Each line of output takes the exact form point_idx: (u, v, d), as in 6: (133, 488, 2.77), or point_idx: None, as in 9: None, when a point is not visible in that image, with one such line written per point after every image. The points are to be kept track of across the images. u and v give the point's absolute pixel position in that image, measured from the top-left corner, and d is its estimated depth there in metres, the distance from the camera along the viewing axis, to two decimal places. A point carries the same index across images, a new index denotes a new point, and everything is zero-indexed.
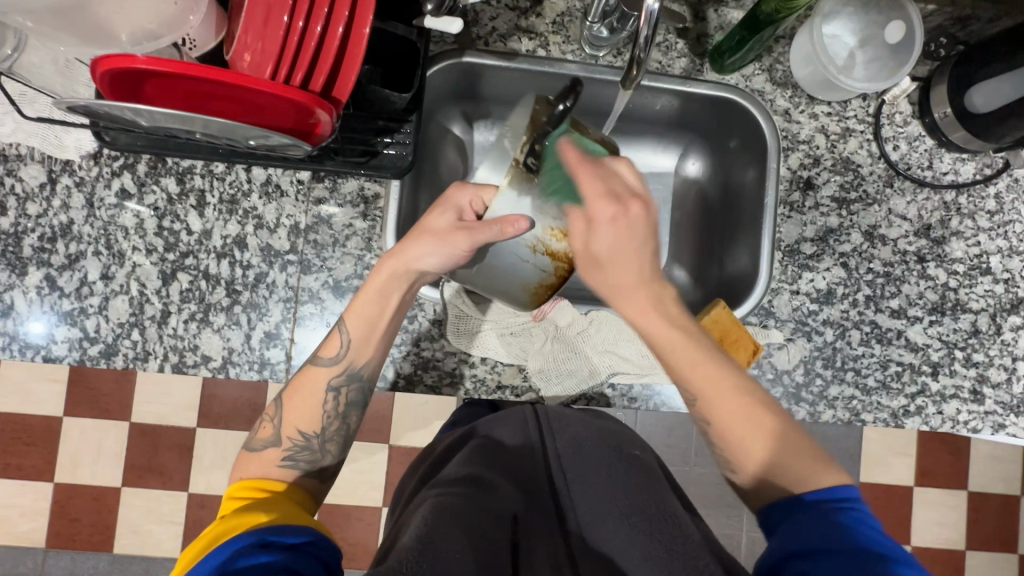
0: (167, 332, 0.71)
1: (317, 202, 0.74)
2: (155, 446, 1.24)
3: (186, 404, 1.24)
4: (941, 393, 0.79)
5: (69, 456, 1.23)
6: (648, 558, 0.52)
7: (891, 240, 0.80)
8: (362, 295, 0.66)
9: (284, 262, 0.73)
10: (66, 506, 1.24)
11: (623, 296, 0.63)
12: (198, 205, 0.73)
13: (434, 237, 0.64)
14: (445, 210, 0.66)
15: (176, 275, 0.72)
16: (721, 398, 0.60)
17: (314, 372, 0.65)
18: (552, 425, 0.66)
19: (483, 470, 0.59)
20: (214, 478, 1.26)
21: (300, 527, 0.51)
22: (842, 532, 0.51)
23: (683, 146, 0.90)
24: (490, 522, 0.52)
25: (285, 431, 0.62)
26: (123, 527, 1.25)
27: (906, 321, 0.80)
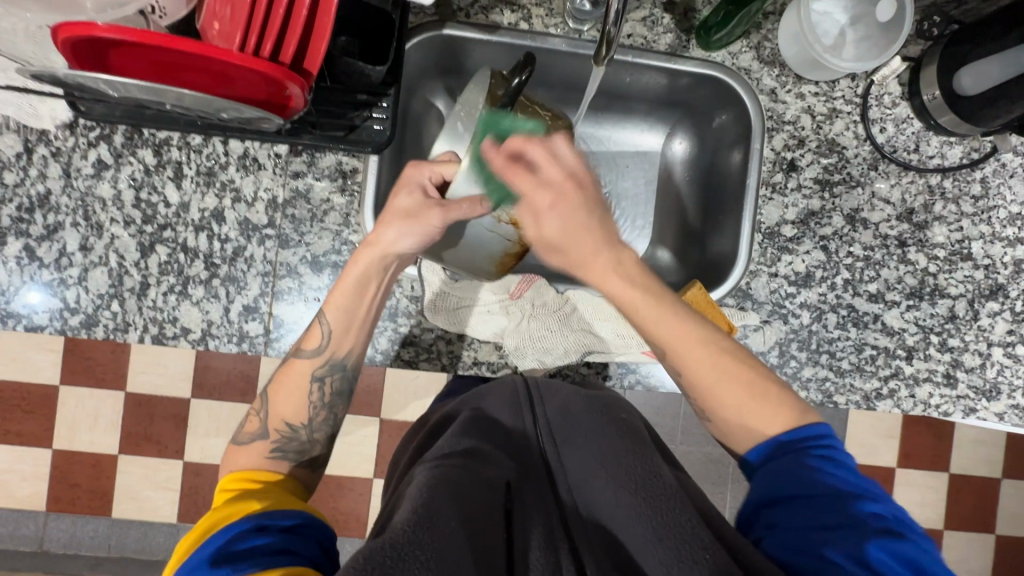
0: (147, 304, 0.72)
1: (294, 176, 0.74)
2: (150, 415, 1.27)
3: (182, 376, 1.27)
4: (914, 377, 0.80)
5: (67, 423, 1.26)
6: (637, 516, 0.48)
7: (872, 224, 0.80)
8: (342, 282, 0.65)
9: (261, 236, 0.73)
10: (64, 471, 1.27)
11: (584, 268, 0.59)
12: (175, 177, 0.72)
13: (403, 219, 0.64)
14: (411, 188, 0.66)
15: (155, 247, 0.72)
16: (694, 353, 0.60)
17: (299, 365, 0.65)
18: (542, 395, 0.63)
19: (475, 440, 0.56)
20: (206, 449, 1.28)
21: (292, 511, 0.52)
22: (820, 475, 0.53)
23: (670, 125, 0.89)
24: (478, 486, 0.48)
25: (273, 422, 0.62)
26: (118, 494, 1.28)
27: (883, 305, 0.80)
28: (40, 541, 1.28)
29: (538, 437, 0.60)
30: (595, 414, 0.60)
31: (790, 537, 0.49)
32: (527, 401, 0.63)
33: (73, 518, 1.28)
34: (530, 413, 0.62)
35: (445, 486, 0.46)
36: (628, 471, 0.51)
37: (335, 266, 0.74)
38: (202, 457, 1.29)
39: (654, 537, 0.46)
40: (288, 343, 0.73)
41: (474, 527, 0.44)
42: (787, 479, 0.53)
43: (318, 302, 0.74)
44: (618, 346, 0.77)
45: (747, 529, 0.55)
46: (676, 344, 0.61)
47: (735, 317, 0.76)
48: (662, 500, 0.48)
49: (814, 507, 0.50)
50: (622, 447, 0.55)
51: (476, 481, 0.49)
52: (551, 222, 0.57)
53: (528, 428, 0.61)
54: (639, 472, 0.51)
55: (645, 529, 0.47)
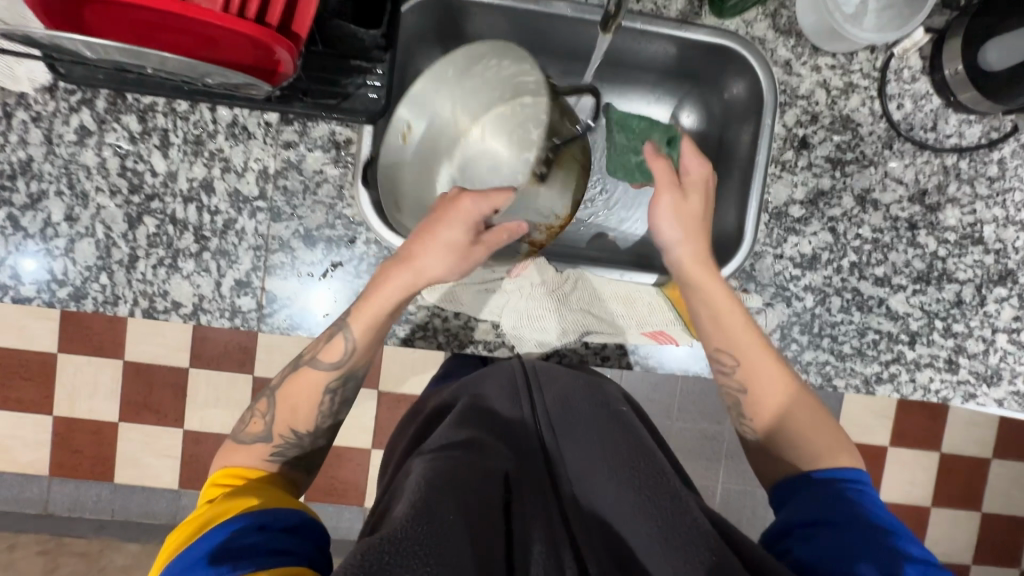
0: (136, 277, 0.70)
1: (285, 146, 0.71)
2: (149, 384, 1.27)
3: (179, 346, 1.27)
4: (915, 362, 0.79)
5: (67, 391, 1.26)
6: (642, 513, 0.47)
7: (883, 206, 0.78)
8: (376, 301, 0.63)
9: (252, 208, 0.71)
10: (67, 438, 1.28)
11: (695, 264, 0.68)
12: (161, 145, 0.70)
13: (455, 251, 0.63)
14: (467, 223, 0.63)
15: (143, 219, 0.70)
16: (768, 371, 0.64)
17: (311, 375, 0.63)
18: (540, 382, 0.62)
19: (475, 430, 0.55)
20: (205, 418, 1.29)
21: (290, 509, 0.52)
22: (853, 506, 0.53)
23: (678, 98, 0.85)
24: (477, 478, 0.46)
25: (277, 427, 0.62)
26: (120, 461, 1.29)
27: (889, 289, 0.78)
28: (44, 505, 1.30)
29: (535, 425, 0.58)
30: (594, 410, 0.59)
31: (823, 553, 0.49)
32: (525, 389, 0.61)
33: (76, 483, 1.30)
34: (528, 400, 0.60)
35: (443, 478, 0.44)
36: (629, 468, 0.50)
37: (329, 241, 0.72)
38: (202, 426, 1.29)
39: (659, 536, 0.44)
40: (281, 318, 0.72)
41: (475, 520, 0.42)
42: (822, 506, 0.54)
43: (312, 277, 0.72)
44: (617, 327, 0.76)
45: (773, 545, 0.55)
46: (752, 355, 0.65)
47: None
48: (664, 500, 0.47)
49: (847, 528, 0.50)
50: (622, 443, 0.54)
51: (472, 471, 0.47)
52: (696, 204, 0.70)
53: (525, 416, 0.59)
54: (641, 469, 0.50)
55: (649, 529, 0.45)
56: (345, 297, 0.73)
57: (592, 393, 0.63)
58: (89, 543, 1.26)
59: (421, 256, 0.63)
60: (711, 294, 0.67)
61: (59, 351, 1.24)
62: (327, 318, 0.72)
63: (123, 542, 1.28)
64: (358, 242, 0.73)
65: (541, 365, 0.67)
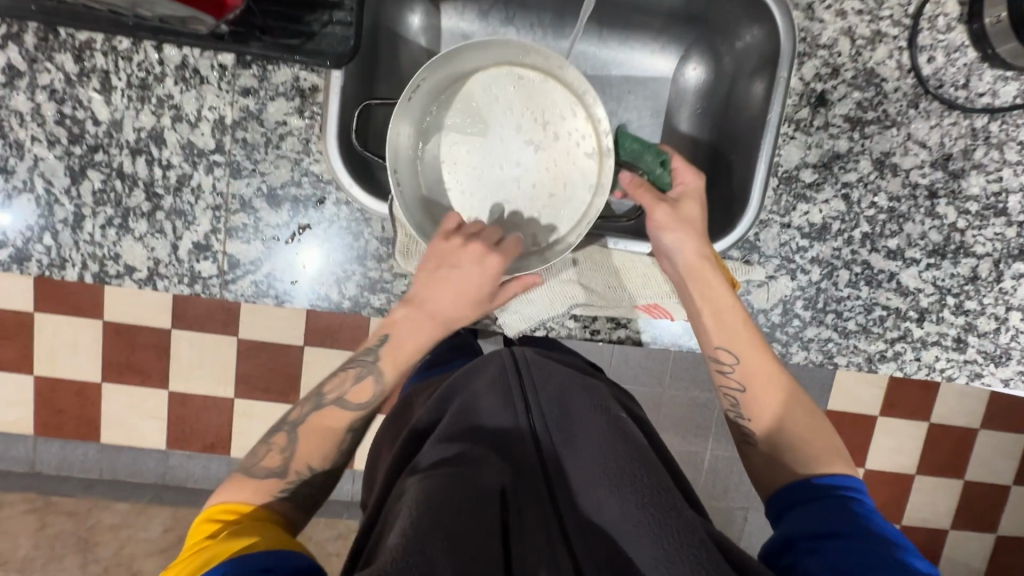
0: (84, 238, 0.64)
1: (243, 93, 0.63)
2: (132, 344, 1.14)
3: (159, 305, 1.13)
4: (922, 340, 0.74)
5: (44, 350, 1.13)
6: (646, 534, 0.42)
7: (903, 171, 0.71)
8: (405, 347, 0.62)
9: (209, 162, 0.64)
10: (49, 399, 1.15)
11: (697, 267, 0.64)
12: (102, 89, 0.62)
13: (478, 303, 0.63)
14: (493, 280, 0.63)
15: (86, 173, 0.63)
16: (771, 376, 0.62)
17: (341, 415, 0.59)
18: (534, 380, 0.55)
19: (468, 443, 0.49)
20: (190, 380, 1.16)
21: (297, 554, 0.47)
22: (859, 519, 0.51)
23: (684, 47, 0.77)
24: (470, 501, 0.41)
25: (294, 463, 0.56)
26: (108, 422, 1.17)
27: (901, 263, 0.73)
28: (30, 464, 1.19)
29: (529, 435, 0.51)
30: (595, 415, 0.51)
31: (826, 563, 0.46)
32: (519, 389, 0.54)
33: (61, 442, 1.18)
34: (523, 402, 0.53)
35: (437, 498, 0.41)
36: (632, 482, 0.45)
37: (295, 201, 0.66)
38: (188, 388, 1.17)
39: (666, 560, 0.40)
40: (245, 284, 0.66)
41: (471, 546, 0.38)
42: (823, 520, 0.52)
43: (277, 241, 0.66)
44: (610, 300, 0.70)
45: (775, 562, 0.52)
46: (755, 368, 0.62)
47: (739, 271, 0.70)
48: (670, 515, 0.42)
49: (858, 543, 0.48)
50: (621, 450, 0.48)
51: (468, 492, 0.42)
52: (693, 211, 0.66)
53: (522, 423, 0.52)
54: (642, 482, 0.44)
55: (657, 551, 0.41)
56: (319, 265, 0.67)
57: (593, 393, 0.54)
58: (75, 502, 1.14)
59: (455, 317, 0.62)
60: (710, 299, 0.64)
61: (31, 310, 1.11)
62: (295, 286, 0.67)
63: (111, 501, 1.16)
64: (328, 203, 0.66)
65: (534, 355, 0.59)
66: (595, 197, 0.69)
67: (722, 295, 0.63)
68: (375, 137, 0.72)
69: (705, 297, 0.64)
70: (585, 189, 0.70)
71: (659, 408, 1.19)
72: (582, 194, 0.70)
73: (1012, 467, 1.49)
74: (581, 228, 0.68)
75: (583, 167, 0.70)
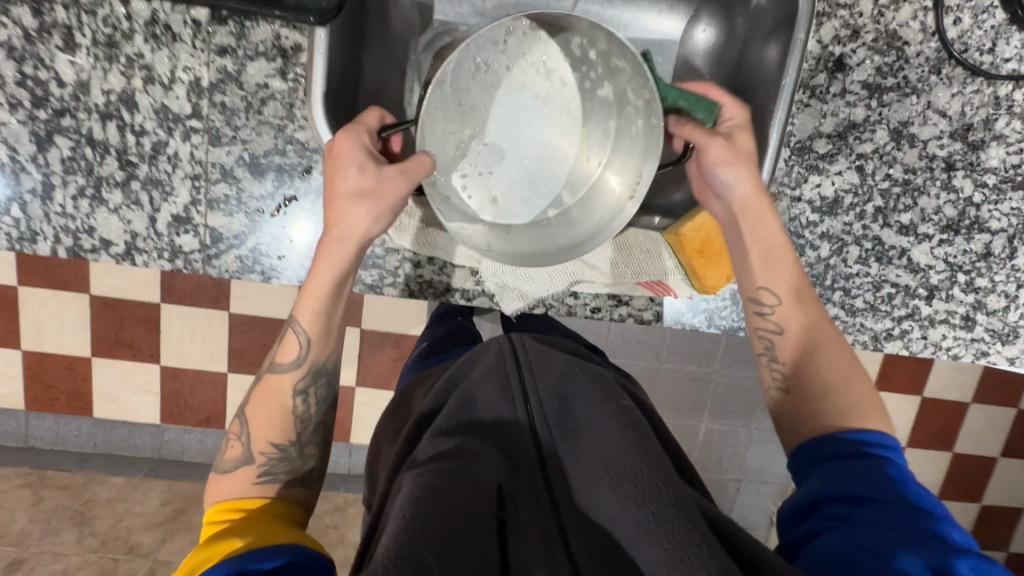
0: (54, 210, 0.60)
1: (220, 53, 0.59)
2: (121, 319, 1.04)
3: (147, 278, 1.02)
4: (930, 318, 0.72)
5: (31, 324, 1.03)
6: (646, 534, 0.39)
7: (921, 142, 0.68)
8: (315, 284, 0.57)
9: (186, 129, 0.60)
10: (39, 371, 1.06)
11: (750, 202, 0.61)
12: (65, 46, 0.57)
13: (364, 199, 0.55)
14: (355, 162, 0.55)
15: (53, 139, 0.59)
16: (807, 315, 0.61)
17: (277, 381, 0.57)
18: (533, 370, 0.54)
19: (466, 438, 0.48)
20: (183, 353, 1.06)
21: (280, 548, 0.45)
22: (893, 484, 0.49)
23: (694, 6, 0.72)
24: (462, 496, 0.40)
25: (254, 445, 0.55)
26: (99, 397, 1.08)
27: (913, 238, 0.70)
28: (24, 438, 1.10)
29: (528, 430, 0.49)
30: (596, 407, 0.49)
31: (848, 534, 0.45)
32: (518, 381, 0.52)
33: (53, 419, 1.09)
34: (522, 394, 0.51)
35: (431, 500, 0.39)
36: (632, 479, 0.42)
37: (280, 170, 0.62)
38: (182, 361, 1.07)
39: (668, 562, 0.37)
40: (230, 259, 0.63)
41: (465, 553, 0.37)
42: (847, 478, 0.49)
43: (261, 214, 0.62)
44: (611, 277, 0.68)
45: (796, 524, 0.51)
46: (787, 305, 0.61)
47: None
48: (673, 513, 0.39)
49: (887, 513, 0.46)
50: (621, 444, 0.45)
51: (461, 488, 0.41)
52: (747, 145, 0.62)
53: (520, 416, 0.50)
54: (644, 478, 0.42)
55: (658, 552, 0.38)
56: (308, 239, 0.63)
57: (596, 385, 0.52)
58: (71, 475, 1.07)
59: (338, 224, 0.56)
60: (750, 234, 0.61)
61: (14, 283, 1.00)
62: (283, 261, 0.63)
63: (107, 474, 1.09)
64: (315, 173, 0.62)
65: (537, 345, 0.58)
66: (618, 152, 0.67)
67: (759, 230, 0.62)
68: (363, 102, 0.67)
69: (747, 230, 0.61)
70: (603, 146, 0.67)
71: (655, 382, 1.17)
72: (603, 148, 0.67)
73: (1002, 440, 1.50)
74: (615, 186, 0.66)
75: (599, 121, 0.67)
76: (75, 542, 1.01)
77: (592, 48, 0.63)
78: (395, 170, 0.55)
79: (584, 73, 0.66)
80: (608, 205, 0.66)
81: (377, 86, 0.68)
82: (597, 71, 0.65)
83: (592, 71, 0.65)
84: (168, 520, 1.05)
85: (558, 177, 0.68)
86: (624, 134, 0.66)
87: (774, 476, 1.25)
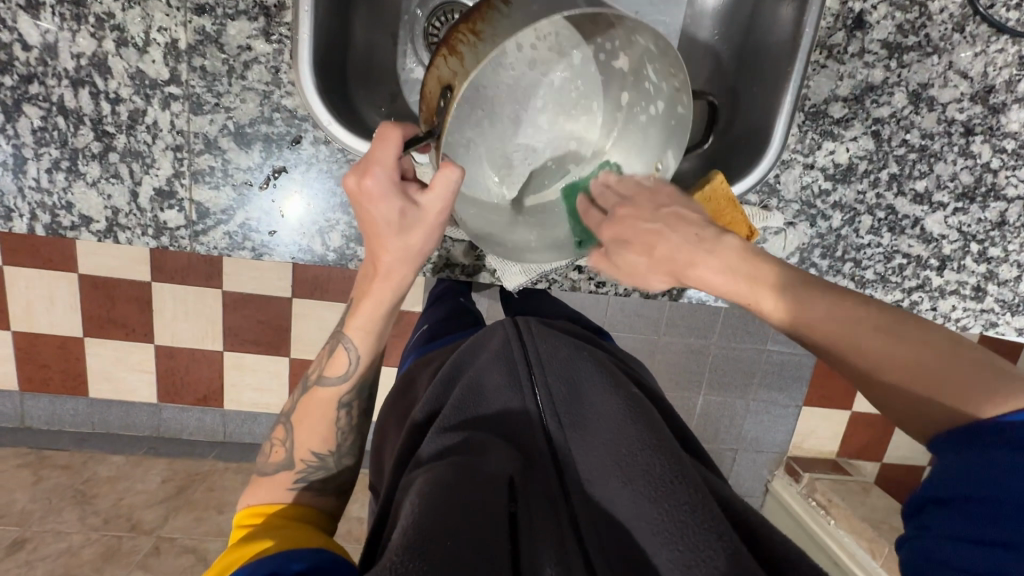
0: (29, 184, 0.57)
1: (197, 11, 0.54)
2: (111, 298, 1.01)
3: (136, 256, 0.98)
4: (940, 289, 0.70)
5: (18, 305, 1.00)
6: (661, 532, 0.37)
7: (939, 106, 0.65)
8: (368, 306, 0.55)
9: (164, 96, 0.56)
10: (30, 352, 1.03)
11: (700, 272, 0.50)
12: (28, 6, 0.53)
13: (410, 233, 0.51)
14: (391, 206, 0.49)
15: (23, 109, 0.55)
16: (835, 333, 0.47)
17: (324, 395, 0.55)
18: (541, 358, 0.52)
19: (475, 430, 0.47)
20: (176, 332, 1.04)
21: (305, 551, 0.43)
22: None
23: None
24: (473, 490, 0.39)
25: (299, 452, 0.54)
26: (93, 377, 1.06)
27: (927, 207, 0.68)
28: (19, 420, 1.08)
29: (537, 420, 0.47)
30: (605, 395, 0.48)
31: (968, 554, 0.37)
32: (526, 368, 0.51)
33: (48, 400, 1.07)
34: (531, 384, 0.50)
35: (445, 489, 0.39)
36: (646, 473, 0.40)
37: (267, 140, 0.58)
38: (176, 340, 1.05)
39: (682, 564, 0.35)
40: (218, 235, 0.60)
41: (479, 547, 0.35)
42: (1004, 494, 0.37)
43: (250, 187, 0.59)
44: None
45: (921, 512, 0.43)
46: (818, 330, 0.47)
47: (756, 218, 0.65)
48: (688, 512, 0.37)
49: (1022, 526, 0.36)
50: (634, 435, 0.43)
51: (472, 481, 0.40)
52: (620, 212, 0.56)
53: (529, 406, 0.48)
54: (656, 471, 0.40)
55: (672, 552, 0.36)
56: (300, 215, 0.60)
57: (603, 373, 0.51)
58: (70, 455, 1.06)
59: (388, 262, 0.52)
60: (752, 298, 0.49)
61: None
62: (275, 237, 0.61)
63: (106, 454, 1.08)
64: (304, 142, 0.59)
65: (545, 330, 0.56)
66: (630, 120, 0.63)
67: (760, 279, 0.48)
68: (353, 67, 0.63)
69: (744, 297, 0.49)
70: (613, 121, 0.64)
71: (654, 355, 1.16)
72: (611, 123, 0.64)
73: None
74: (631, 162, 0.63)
75: (612, 96, 0.64)
76: (77, 520, 0.99)
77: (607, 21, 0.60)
78: (436, 198, 0.50)
79: (599, 45, 0.62)
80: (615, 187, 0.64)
81: (369, 50, 0.64)
82: (612, 45, 0.61)
83: (608, 44, 0.61)
84: (169, 497, 1.04)
85: (563, 152, 0.65)
86: (638, 111, 0.63)
87: (770, 445, 1.26)
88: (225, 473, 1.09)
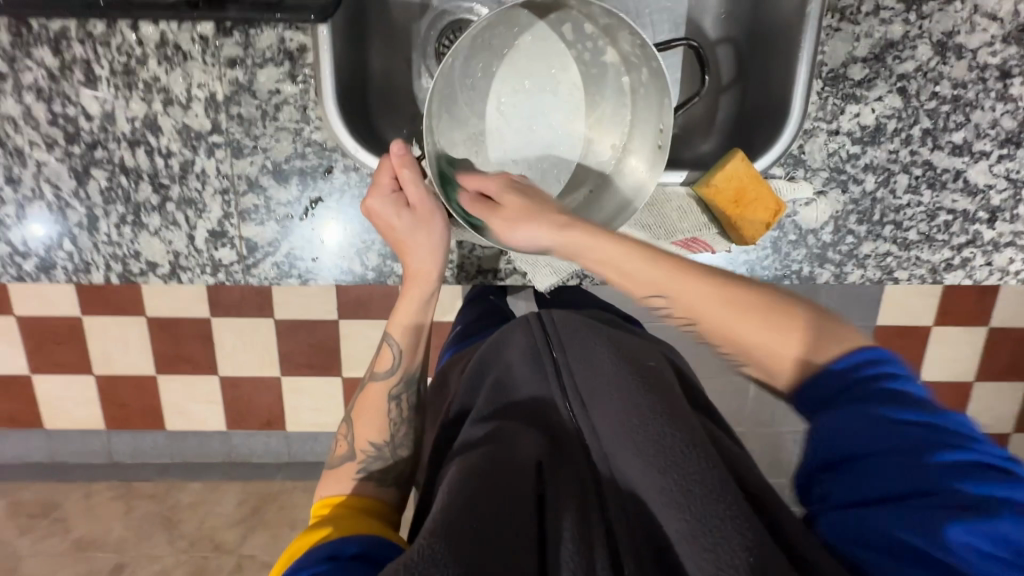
0: (101, 239, 0.63)
1: (229, 65, 0.59)
2: (177, 336, 1.09)
3: (196, 294, 1.06)
4: (993, 242, 0.67)
5: (98, 350, 1.09)
6: (670, 502, 0.38)
7: (969, 52, 0.62)
8: (404, 301, 0.61)
9: (209, 145, 0.61)
10: (111, 392, 1.12)
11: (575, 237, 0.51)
12: (87, 81, 0.59)
13: (412, 229, 0.58)
14: (387, 212, 0.58)
15: (90, 171, 0.61)
16: (687, 283, 0.47)
17: (375, 389, 0.60)
18: (564, 340, 0.53)
19: (504, 418, 0.49)
20: (238, 362, 1.11)
21: (360, 538, 0.46)
22: (891, 429, 0.38)
23: None
24: (502, 472, 0.42)
25: (358, 444, 0.58)
26: (168, 411, 1.14)
27: (969, 158, 0.65)
28: (108, 455, 1.18)
29: (561, 404, 0.49)
30: (618, 367, 0.48)
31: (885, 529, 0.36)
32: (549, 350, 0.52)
33: (132, 435, 1.16)
34: (554, 371, 0.51)
35: (473, 477, 0.40)
36: (655, 443, 0.41)
37: (303, 173, 0.62)
38: (238, 370, 1.12)
39: (689, 533, 0.36)
40: (267, 266, 0.65)
41: (502, 532, 0.38)
42: (906, 446, 0.38)
43: (291, 219, 0.63)
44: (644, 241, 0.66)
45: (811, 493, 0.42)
46: (673, 275, 0.48)
47: (785, 190, 0.64)
48: (694, 480, 0.38)
49: (892, 473, 0.37)
50: (647, 405, 0.44)
51: (502, 464, 0.42)
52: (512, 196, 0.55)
53: (554, 387, 0.50)
54: (666, 442, 0.41)
55: (680, 523, 0.37)
56: (334, 239, 0.64)
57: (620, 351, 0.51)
58: (155, 485, 1.13)
59: (413, 262, 0.60)
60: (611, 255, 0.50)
61: (79, 313, 1.06)
62: (317, 263, 0.65)
63: (184, 481, 1.15)
64: (336, 172, 0.63)
65: (562, 315, 0.57)
66: (632, 98, 0.66)
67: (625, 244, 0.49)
68: (373, 95, 0.67)
69: (604, 256, 0.50)
70: (621, 106, 0.66)
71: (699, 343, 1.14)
72: (622, 108, 0.67)
73: None
74: (645, 135, 0.65)
75: (613, 83, 0.66)
76: (167, 544, 1.08)
77: (588, 22, 0.63)
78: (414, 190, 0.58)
79: (582, 47, 0.65)
80: (641, 167, 0.65)
81: (387, 78, 0.68)
82: (595, 42, 0.65)
83: (589, 42, 0.65)
84: (246, 516, 1.11)
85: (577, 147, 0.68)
86: (638, 86, 0.65)
87: None
88: (294, 491, 1.14)
